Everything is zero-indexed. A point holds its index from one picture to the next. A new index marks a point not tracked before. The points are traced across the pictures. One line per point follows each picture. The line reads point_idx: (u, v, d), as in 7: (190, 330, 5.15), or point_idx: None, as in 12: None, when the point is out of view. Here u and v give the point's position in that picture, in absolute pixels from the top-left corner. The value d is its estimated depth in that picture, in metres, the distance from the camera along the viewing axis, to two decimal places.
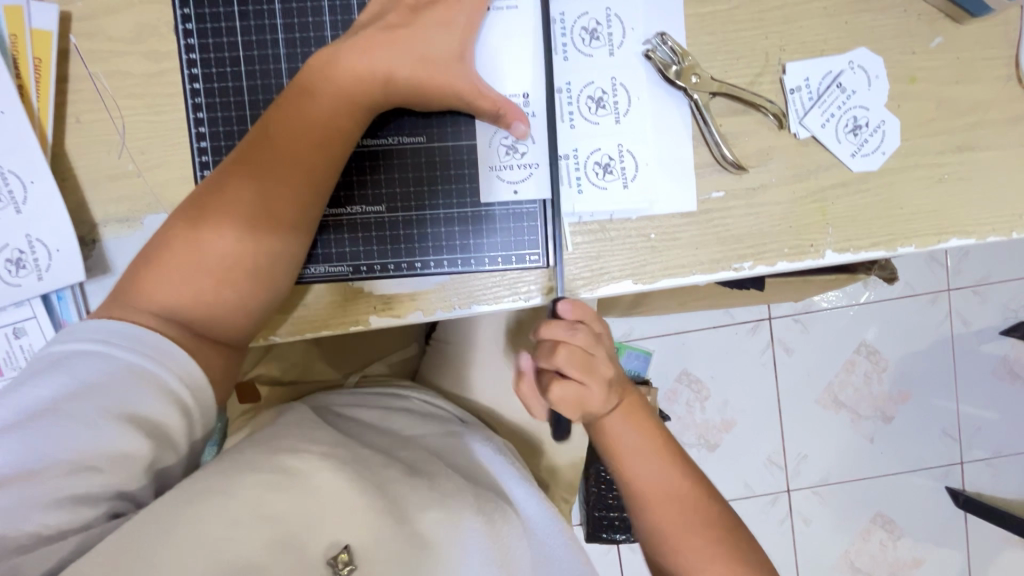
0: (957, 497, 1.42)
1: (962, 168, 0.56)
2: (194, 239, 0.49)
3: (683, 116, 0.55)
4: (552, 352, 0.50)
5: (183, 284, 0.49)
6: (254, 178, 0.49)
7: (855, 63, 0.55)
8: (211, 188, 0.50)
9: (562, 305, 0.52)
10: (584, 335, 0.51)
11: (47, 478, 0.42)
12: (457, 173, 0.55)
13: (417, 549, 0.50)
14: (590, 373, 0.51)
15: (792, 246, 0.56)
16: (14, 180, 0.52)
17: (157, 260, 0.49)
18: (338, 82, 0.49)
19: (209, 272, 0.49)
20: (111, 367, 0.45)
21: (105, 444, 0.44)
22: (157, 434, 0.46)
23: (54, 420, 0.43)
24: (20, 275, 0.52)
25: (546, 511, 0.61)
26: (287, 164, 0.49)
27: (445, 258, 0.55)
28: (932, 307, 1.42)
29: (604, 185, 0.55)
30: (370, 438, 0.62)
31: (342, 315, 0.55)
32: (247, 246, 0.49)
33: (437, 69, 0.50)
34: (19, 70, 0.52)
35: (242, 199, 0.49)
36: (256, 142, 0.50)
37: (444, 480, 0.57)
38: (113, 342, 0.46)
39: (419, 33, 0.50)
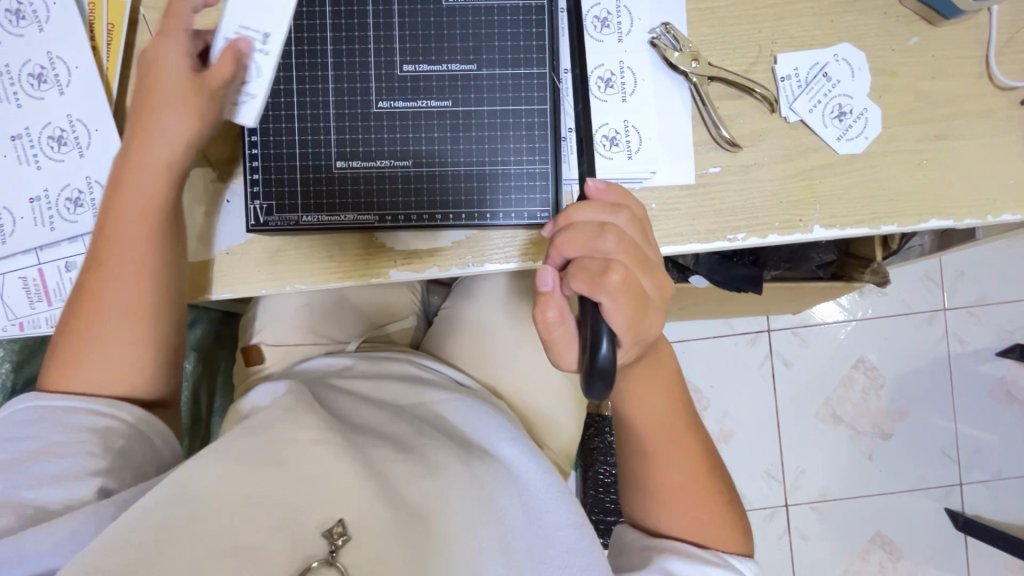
0: (957, 518, 1.41)
1: (939, 155, 0.61)
2: (96, 309, 0.55)
3: (684, 98, 0.61)
4: (602, 234, 0.42)
5: (101, 355, 0.54)
6: (132, 253, 0.55)
7: (840, 56, 0.61)
8: (94, 272, 0.55)
9: (604, 184, 0.45)
10: (634, 223, 0.44)
11: (28, 467, 0.50)
12: (479, 136, 0.59)
13: (412, 523, 0.51)
14: (645, 265, 0.42)
15: (783, 220, 0.61)
16: (80, 128, 0.57)
17: (68, 342, 0.55)
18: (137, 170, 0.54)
19: (121, 334, 0.55)
20: (48, 392, 0.53)
21: (63, 442, 0.51)
22: (103, 431, 0.53)
23: (23, 427, 0.51)
24: (78, 213, 0.57)
25: (541, 467, 0.61)
26: (122, 246, 0.55)
27: (463, 212, 0.59)
28: (928, 326, 1.45)
29: (610, 156, 0.60)
30: (364, 411, 0.65)
31: (364, 266, 0.61)
32: (144, 298, 0.55)
33: (183, 126, 0.54)
34: (93, 32, 0.58)
35: (127, 269, 0.55)
36: (119, 219, 0.55)
37: (433, 454, 0.58)
38: (51, 405, 0.52)
39: (153, 93, 0.53)
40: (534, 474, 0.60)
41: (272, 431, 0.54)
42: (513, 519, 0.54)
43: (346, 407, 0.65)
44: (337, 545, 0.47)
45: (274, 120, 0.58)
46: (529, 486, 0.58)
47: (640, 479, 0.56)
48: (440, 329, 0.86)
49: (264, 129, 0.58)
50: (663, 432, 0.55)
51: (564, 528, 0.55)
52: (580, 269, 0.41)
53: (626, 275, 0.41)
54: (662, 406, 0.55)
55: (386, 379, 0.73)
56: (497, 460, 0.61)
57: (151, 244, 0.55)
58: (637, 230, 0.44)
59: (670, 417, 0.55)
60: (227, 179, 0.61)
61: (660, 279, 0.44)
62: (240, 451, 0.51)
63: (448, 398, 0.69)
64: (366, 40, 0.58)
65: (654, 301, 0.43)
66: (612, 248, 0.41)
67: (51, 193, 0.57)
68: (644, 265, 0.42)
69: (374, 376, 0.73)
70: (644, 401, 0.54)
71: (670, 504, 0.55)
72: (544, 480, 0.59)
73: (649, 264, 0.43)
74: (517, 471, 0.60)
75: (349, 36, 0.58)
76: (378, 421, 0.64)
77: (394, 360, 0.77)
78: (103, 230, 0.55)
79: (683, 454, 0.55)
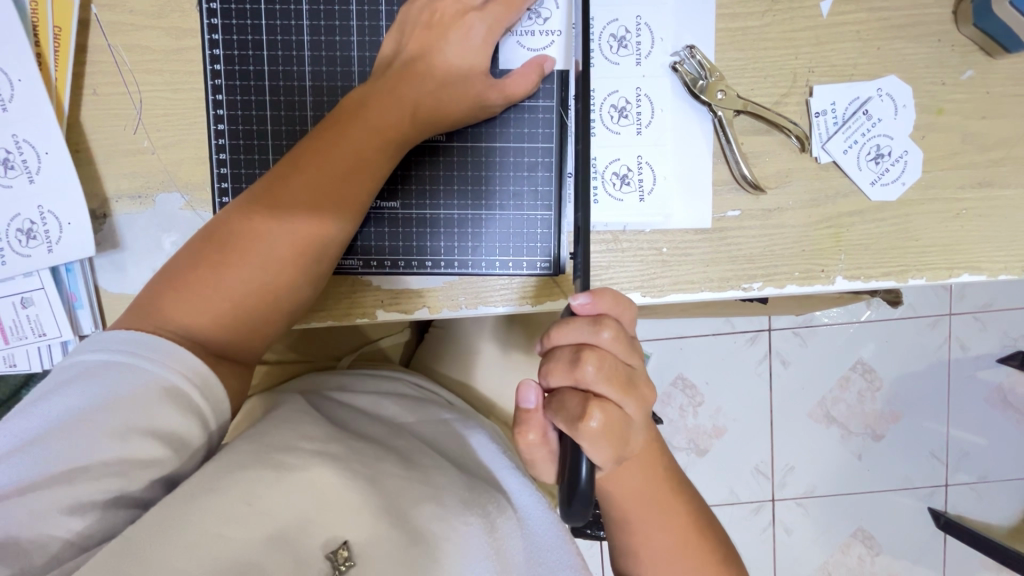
0: (938, 518, 1.34)
1: (980, 205, 0.56)
2: (219, 252, 0.49)
3: (706, 132, 0.55)
4: (579, 364, 0.41)
5: (227, 287, 0.48)
6: (300, 196, 0.49)
7: (883, 90, 0.55)
8: (269, 188, 0.50)
9: (590, 297, 0.42)
10: (620, 340, 0.42)
11: (80, 480, 0.42)
12: (476, 175, 0.55)
13: (417, 548, 0.48)
14: (628, 389, 0.41)
15: (803, 270, 0.56)
16: (28, 149, 0.52)
17: (172, 282, 0.49)
18: (392, 106, 0.50)
19: (228, 283, 0.48)
20: (138, 380, 0.44)
21: (141, 454, 0.44)
22: (177, 444, 0.45)
23: (84, 430, 0.43)
24: (31, 246, 0.53)
25: (540, 500, 0.59)
26: (320, 185, 0.49)
27: (455, 259, 0.55)
28: (931, 331, 1.34)
29: (620, 197, 0.55)
30: (361, 426, 0.60)
31: (348, 307, 0.55)
32: (273, 252, 0.49)
33: (457, 85, 0.51)
34: (38, 38, 0.51)
35: (281, 220, 0.49)
36: (297, 162, 0.49)
37: (439, 475, 0.55)
38: (156, 360, 0.45)
39: (438, 49, 0.51)
40: (543, 521, 0.57)
41: (269, 446, 0.49)
42: (513, 553, 0.51)
43: (342, 417, 0.60)
44: (341, 569, 0.46)
45: (250, 155, 0.54)
46: (531, 520, 0.56)
47: (627, 545, 0.53)
48: (428, 346, 0.80)
49: (239, 164, 0.54)
50: (646, 505, 0.52)
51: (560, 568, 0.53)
52: (561, 405, 0.41)
53: (606, 412, 0.40)
54: (646, 482, 0.51)
55: (385, 395, 0.67)
56: (503, 496, 0.57)
57: (324, 202, 0.49)
58: (622, 347, 0.42)
59: (650, 494, 0.52)
60: (194, 206, 0.54)
61: (644, 394, 0.43)
62: (241, 456, 0.47)
63: (445, 414, 0.66)
64: (349, 69, 0.54)
65: (637, 421, 0.42)
66: (590, 377, 0.41)
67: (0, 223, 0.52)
68: (626, 391, 0.41)
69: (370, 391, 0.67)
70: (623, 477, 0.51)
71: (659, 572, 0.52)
72: (547, 515, 0.57)
73: (633, 384, 0.42)
74: (521, 507, 0.57)
75: (330, 69, 0.54)
76: (379, 437, 0.58)
77: (392, 378, 0.71)
78: (263, 189, 0.50)
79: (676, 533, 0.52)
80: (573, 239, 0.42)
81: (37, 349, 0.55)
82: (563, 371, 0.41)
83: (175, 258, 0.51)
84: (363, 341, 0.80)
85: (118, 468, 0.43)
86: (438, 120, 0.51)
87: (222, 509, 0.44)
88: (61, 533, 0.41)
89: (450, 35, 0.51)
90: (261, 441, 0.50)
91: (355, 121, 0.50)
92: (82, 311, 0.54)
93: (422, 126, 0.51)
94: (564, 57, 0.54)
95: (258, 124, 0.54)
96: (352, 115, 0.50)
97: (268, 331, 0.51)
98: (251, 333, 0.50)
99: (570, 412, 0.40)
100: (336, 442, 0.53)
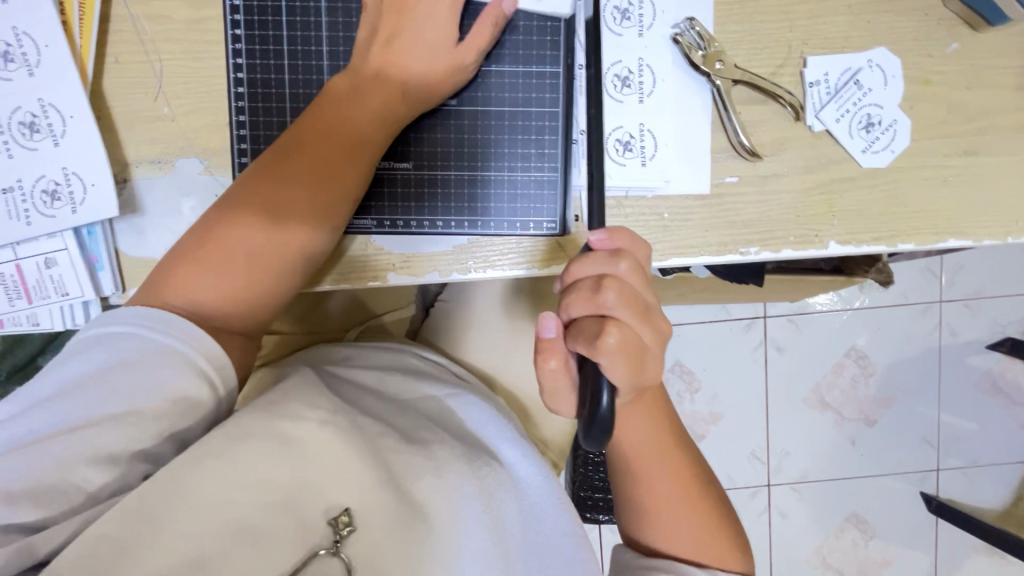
0: (930, 501, 1.37)
1: (965, 173, 0.58)
2: (222, 230, 0.51)
3: (705, 101, 0.57)
4: (599, 290, 0.43)
5: (229, 262, 0.50)
6: (299, 173, 0.51)
7: (874, 62, 0.57)
8: (267, 169, 0.52)
9: (606, 234, 0.46)
10: (635, 271, 0.45)
11: (92, 435, 0.44)
12: (485, 138, 0.57)
13: (414, 520, 0.50)
14: (645, 316, 0.44)
15: (797, 235, 0.59)
16: (53, 114, 0.54)
17: (177, 262, 0.51)
18: (380, 86, 0.53)
19: (236, 260, 0.51)
20: (152, 346, 0.47)
21: (150, 413, 0.46)
22: (185, 405, 0.47)
23: (96, 390, 0.45)
24: (55, 207, 0.54)
25: (540, 473, 0.59)
26: (317, 163, 0.51)
27: (465, 219, 0.57)
28: (922, 317, 1.37)
29: (624, 162, 0.57)
30: (369, 402, 0.62)
31: (362, 269, 0.58)
32: (279, 229, 0.51)
33: (440, 61, 0.53)
34: (63, 6, 0.53)
35: (285, 198, 0.51)
36: (296, 143, 0.52)
37: (439, 446, 0.56)
38: (167, 331, 0.47)
39: (417, 23, 0.53)
40: (543, 493, 0.56)
41: (281, 412, 0.51)
42: (510, 522, 0.52)
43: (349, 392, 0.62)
44: (343, 535, 0.47)
45: (268, 117, 0.56)
46: (530, 491, 0.56)
47: (629, 497, 0.55)
48: (434, 319, 0.82)
49: (257, 125, 0.56)
50: (648, 454, 0.54)
51: (561, 537, 0.54)
52: (579, 330, 0.43)
53: (623, 332, 0.42)
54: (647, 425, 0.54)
55: (392, 370, 0.69)
56: (501, 464, 0.58)
57: (325, 179, 0.52)
58: (637, 280, 0.44)
59: (653, 443, 0.54)
60: (213, 171, 0.56)
61: (658, 327, 0.45)
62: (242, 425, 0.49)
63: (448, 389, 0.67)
64: None
65: (652, 350, 0.44)
66: (611, 302, 0.43)
67: (26, 185, 0.54)
68: (643, 316, 0.43)
69: (378, 366, 0.69)
70: (628, 423, 0.54)
71: (659, 523, 0.54)
72: (547, 488, 0.57)
73: (649, 314, 0.44)
74: (519, 476, 0.57)
75: (347, 35, 0.56)
76: (383, 414, 0.60)
77: (395, 351, 0.73)
78: (261, 170, 0.52)
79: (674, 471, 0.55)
80: (588, 189, 0.47)
81: (60, 309, 0.56)
82: (585, 299, 0.44)
83: (180, 240, 0.53)
84: (369, 315, 0.82)
85: (130, 425, 0.45)
86: (426, 97, 0.54)
87: (232, 472, 0.46)
88: (84, 483, 0.43)
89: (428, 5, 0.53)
90: (268, 411, 0.51)
91: (350, 101, 0.52)
92: (103, 273, 0.56)
93: (409, 103, 0.53)
94: (568, 27, 0.56)
95: (276, 87, 0.56)
96: (344, 95, 0.52)
97: (272, 305, 0.53)
98: (256, 307, 0.52)
99: (589, 332, 0.42)
100: (343, 414, 0.55)
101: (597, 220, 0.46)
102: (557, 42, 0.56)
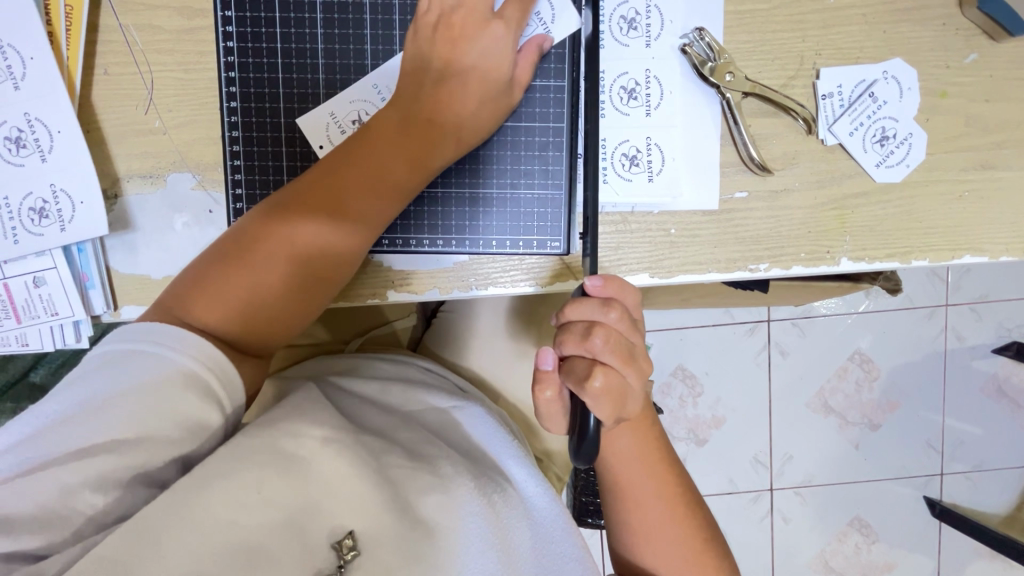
0: (934, 507, 1.36)
1: (983, 186, 0.57)
2: (250, 253, 0.49)
3: (714, 114, 0.55)
4: (588, 336, 0.43)
5: (258, 288, 0.49)
6: (336, 202, 0.50)
7: (888, 73, 0.56)
8: (303, 193, 0.50)
9: (601, 280, 0.44)
10: (625, 319, 0.44)
11: (91, 463, 0.41)
12: (486, 154, 0.55)
13: (421, 538, 0.47)
14: (631, 361, 0.44)
15: (809, 250, 0.57)
16: (40, 128, 0.52)
17: (202, 280, 0.49)
18: (429, 120, 0.51)
19: (258, 288, 0.49)
20: (160, 365, 0.45)
21: (156, 439, 0.43)
22: (193, 429, 0.45)
23: (101, 412, 0.43)
24: (43, 225, 0.53)
25: (547, 490, 0.57)
26: (358, 194, 0.50)
27: (466, 237, 0.55)
28: (928, 322, 1.35)
29: (630, 177, 0.55)
30: (369, 415, 0.59)
31: (361, 288, 0.56)
32: (303, 264, 0.50)
33: (484, 95, 0.52)
34: (49, 16, 0.51)
35: (312, 229, 0.49)
36: (330, 170, 0.50)
37: (445, 464, 0.54)
38: (164, 344, 0.45)
39: (468, 55, 0.51)
40: (549, 514, 0.55)
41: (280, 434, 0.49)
42: (520, 544, 0.51)
43: (350, 406, 0.60)
44: (345, 560, 0.45)
45: (262, 133, 0.54)
46: (537, 512, 0.55)
47: (620, 523, 0.53)
48: (436, 330, 0.81)
49: (251, 141, 0.54)
50: (637, 475, 0.52)
51: (568, 559, 0.53)
52: (569, 369, 0.44)
53: (609, 377, 0.42)
54: (636, 444, 0.52)
55: (393, 380, 0.67)
56: (508, 483, 0.56)
57: (358, 214, 0.50)
58: (626, 325, 0.44)
59: (648, 470, 0.52)
60: (206, 186, 0.54)
61: (641, 367, 0.45)
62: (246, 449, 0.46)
63: (453, 400, 0.65)
64: (361, 46, 0.54)
65: (635, 390, 0.44)
66: (598, 348, 0.43)
67: (12, 202, 0.53)
68: (627, 363, 0.43)
69: (379, 377, 0.67)
70: (616, 443, 0.52)
71: (650, 548, 0.52)
72: (552, 506, 0.56)
73: (635, 357, 0.44)
74: (528, 497, 0.56)
75: (343, 46, 0.54)
76: (386, 429, 0.58)
77: (402, 361, 0.72)
78: (297, 192, 0.50)
79: (664, 492, 0.52)
80: (584, 239, 0.48)
81: (50, 329, 0.55)
82: (574, 343, 0.43)
83: (203, 254, 0.51)
84: (370, 325, 0.80)
85: (134, 453, 0.43)
86: (472, 136, 0.52)
87: (234, 497, 0.43)
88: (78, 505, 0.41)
89: (476, 43, 0.52)
90: (271, 425, 0.49)
91: (388, 137, 0.50)
92: (93, 291, 0.54)
93: (455, 143, 0.52)
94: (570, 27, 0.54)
95: (270, 101, 0.54)
96: (391, 126, 0.51)
97: (289, 330, 0.52)
98: (277, 330, 0.51)
99: (577, 373, 0.43)
100: (346, 433, 0.52)
101: (592, 260, 0.48)
102: (567, 45, 0.54)
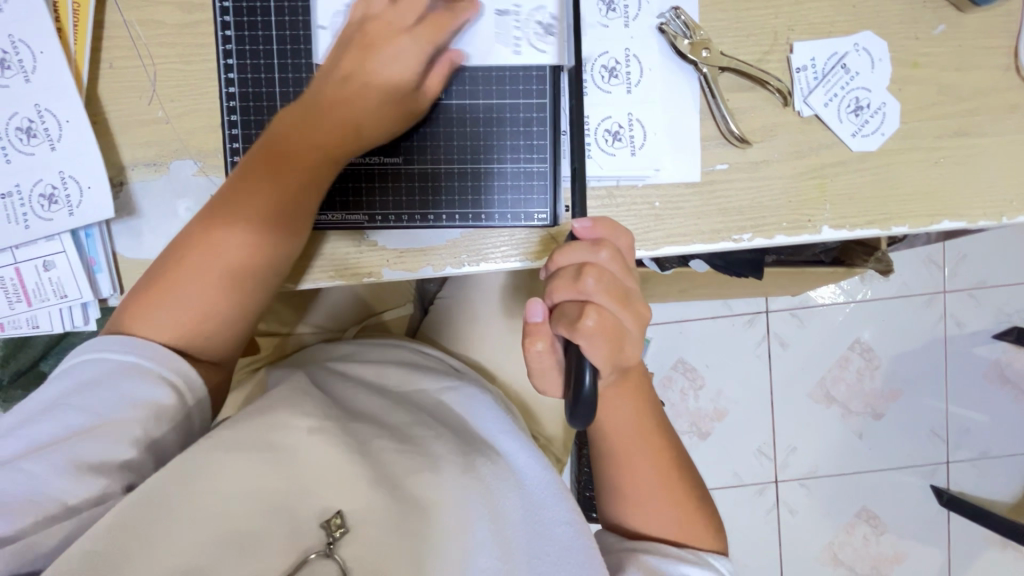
0: (941, 495, 1.35)
1: (957, 153, 0.58)
2: (210, 236, 0.51)
3: (693, 89, 0.58)
4: (580, 278, 0.45)
5: (188, 291, 0.50)
6: (263, 202, 0.51)
7: (860, 46, 0.58)
8: (227, 198, 0.51)
9: (589, 222, 0.48)
10: (617, 260, 0.46)
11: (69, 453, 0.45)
12: (473, 131, 0.57)
13: (414, 512, 0.48)
14: (626, 302, 0.45)
15: (790, 220, 0.58)
16: (50, 118, 0.55)
17: (145, 291, 0.51)
18: (340, 113, 0.51)
19: (193, 292, 0.50)
20: (120, 358, 0.48)
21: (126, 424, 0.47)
22: (162, 413, 0.48)
23: (71, 407, 0.46)
24: (53, 210, 0.55)
25: (541, 467, 0.57)
26: (276, 189, 0.51)
27: (457, 212, 0.57)
28: (926, 308, 1.35)
29: (613, 152, 0.57)
30: (361, 399, 0.61)
31: (355, 266, 0.58)
32: (235, 268, 0.51)
33: (380, 86, 0.51)
34: (58, 13, 0.54)
35: (236, 229, 0.50)
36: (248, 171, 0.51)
37: (435, 445, 0.54)
38: (114, 346, 0.49)
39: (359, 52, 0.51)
40: (541, 487, 0.55)
41: (267, 424, 0.50)
42: (511, 519, 0.51)
43: (343, 392, 0.61)
44: (335, 536, 0.45)
45: (259, 116, 0.57)
46: (530, 486, 0.54)
47: (612, 488, 0.54)
48: (432, 317, 0.82)
49: (249, 125, 0.57)
50: (634, 436, 0.53)
51: (560, 529, 0.51)
52: (561, 313, 0.45)
53: (601, 316, 0.44)
54: (634, 407, 0.53)
55: (388, 364, 0.68)
56: (500, 458, 0.56)
57: (284, 210, 0.51)
58: (619, 268, 0.46)
59: (643, 432, 0.53)
60: (206, 172, 0.57)
61: (636, 311, 0.47)
62: (233, 439, 0.47)
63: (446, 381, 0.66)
64: None
65: (631, 333, 0.46)
66: (591, 289, 0.44)
67: (23, 189, 0.55)
68: (622, 302, 0.45)
69: (375, 362, 0.68)
70: (615, 405, 0.53)
71: (644, 512, 0.53)
72: (545, 482, 0.55)
73: (630, 300, 0.46)
74: (519, 472, 0.56)
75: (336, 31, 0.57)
76: (377, 411, 0.59)
77: (396, 345, 0.73)
78: (222, 197, 0.51)
79: (656, 454, 0.54)
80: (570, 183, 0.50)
81: (59, 311, 0.57)
82: (568, 286, 0.45)
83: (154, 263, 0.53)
84: (368, 313, 0.83)
85: (108, 437, 0.46)
86: (384, 124, 0.53)
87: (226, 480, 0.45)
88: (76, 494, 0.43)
89: (366, 39, 0.51)
90: (264, 415, 0.50)
91: (301, 133, 0.51)
92: (101, 275, 0.56)
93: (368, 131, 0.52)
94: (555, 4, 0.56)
95: (266, 86, 0.57)
96: (303, 126, 0.51)
97: (239, 325, 0.53)
98: (228, 326, 0.53)
99: (569, 315, 0.44)
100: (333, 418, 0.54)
101: None
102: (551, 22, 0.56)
